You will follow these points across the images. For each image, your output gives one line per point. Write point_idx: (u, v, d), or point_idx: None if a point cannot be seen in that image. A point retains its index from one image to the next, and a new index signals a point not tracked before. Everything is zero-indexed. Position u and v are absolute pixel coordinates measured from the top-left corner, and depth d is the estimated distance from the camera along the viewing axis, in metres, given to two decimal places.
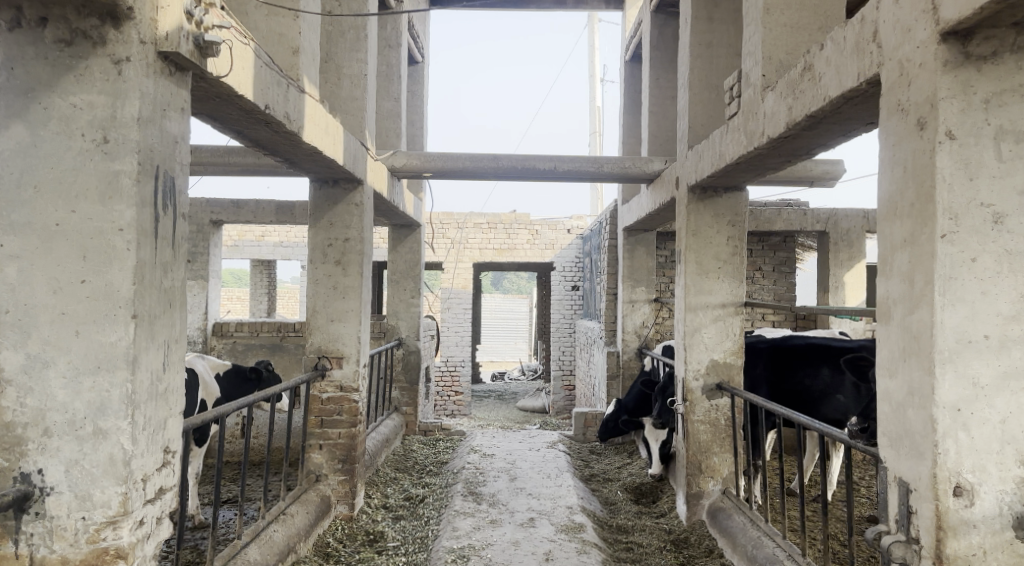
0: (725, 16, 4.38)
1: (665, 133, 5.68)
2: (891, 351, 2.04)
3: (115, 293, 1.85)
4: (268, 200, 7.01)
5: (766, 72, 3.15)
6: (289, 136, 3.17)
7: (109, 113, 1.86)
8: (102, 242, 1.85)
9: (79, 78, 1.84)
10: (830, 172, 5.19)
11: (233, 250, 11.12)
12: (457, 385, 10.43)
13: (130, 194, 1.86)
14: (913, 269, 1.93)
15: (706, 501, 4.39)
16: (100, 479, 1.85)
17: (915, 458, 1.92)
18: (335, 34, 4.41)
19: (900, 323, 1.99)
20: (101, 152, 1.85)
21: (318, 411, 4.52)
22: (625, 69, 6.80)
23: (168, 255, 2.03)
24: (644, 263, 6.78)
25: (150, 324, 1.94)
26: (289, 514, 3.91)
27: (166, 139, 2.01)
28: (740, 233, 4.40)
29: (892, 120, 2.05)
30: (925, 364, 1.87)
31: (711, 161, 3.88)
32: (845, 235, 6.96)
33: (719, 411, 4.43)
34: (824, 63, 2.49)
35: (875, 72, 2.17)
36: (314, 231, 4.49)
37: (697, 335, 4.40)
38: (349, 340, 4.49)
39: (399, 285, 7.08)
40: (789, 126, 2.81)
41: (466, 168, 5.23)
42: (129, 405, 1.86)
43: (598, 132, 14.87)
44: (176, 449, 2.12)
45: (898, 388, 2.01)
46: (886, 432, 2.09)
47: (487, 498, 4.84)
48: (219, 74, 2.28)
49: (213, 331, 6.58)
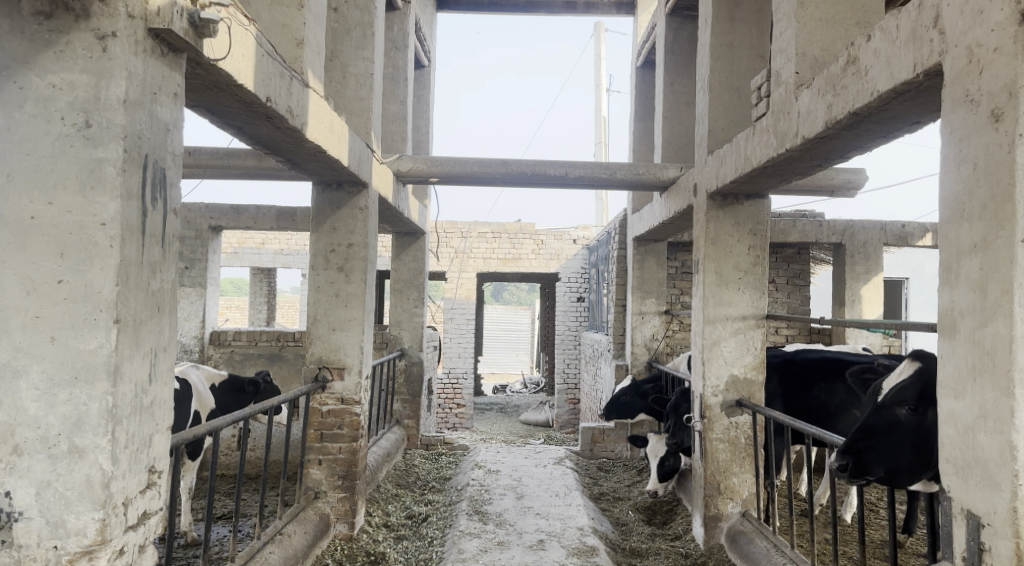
0: (747, 17, 4.20)
1: (680, 140, 5.47)
2: (957, 369, 1.84)
3: (96, 294, 1.65)
4: (269, 207, 6.81)
5: (800, 69, 2.96)
6: (292, 133, 2.98)
7: (93, 94, 1.66)
8: (83, 238, 1.65)
9: (60, 55, 1.66)
10: (850, 181, 5.02)
11: (233, 257, 10.93)
12: (459, 398, 10.18)
13: (114, 185, 1.66)
14: (986, 277, 1.73)
15: (725, 524, 4.15)
16: (75, 504, 1.65)
17: (988, 489, 1.72)
18: (340, 32, 4.22)
19: (968, 337, 1.79)
20: (83, 138, 1.66)
21: (318, 424, 4.29)
22: (637, 75, 6.66)
23: (157, 254, 1.84)
24: (655, 274, 6.58)
25: (135, 329, 1.74)
26: (287, 535, 3.68)
27: (156, 126, 1.82)
28: (762, 241, 4.20)
29: (958, 113, 1.86)
30: (1001, 385, 1.67)
31: (734, 164, 3.69)
32: (862, 248, 6.76)
33: (738, 429, 4.21)
34: (873, 55, 2.31)
35: (935, 61, 1.98)
36: (316, 236, 4.30)
37: (716, 348, 4.19)
38: (352, 350, 4.27)
39: (402, 294, 6.89)
40: (827, 125, 2.62)
41: (474, 173, 5.02)
42: (109, 421, 1.66)
43: (603, 141, 14.67)
44: (164, 468, 1.91)
45: (966, 410, 1.80)
46: (949, 459, 1.88)
47: (493, 517, 4.61)
48: (217, 58, 2.09)
49: (211, 339, 6.38)
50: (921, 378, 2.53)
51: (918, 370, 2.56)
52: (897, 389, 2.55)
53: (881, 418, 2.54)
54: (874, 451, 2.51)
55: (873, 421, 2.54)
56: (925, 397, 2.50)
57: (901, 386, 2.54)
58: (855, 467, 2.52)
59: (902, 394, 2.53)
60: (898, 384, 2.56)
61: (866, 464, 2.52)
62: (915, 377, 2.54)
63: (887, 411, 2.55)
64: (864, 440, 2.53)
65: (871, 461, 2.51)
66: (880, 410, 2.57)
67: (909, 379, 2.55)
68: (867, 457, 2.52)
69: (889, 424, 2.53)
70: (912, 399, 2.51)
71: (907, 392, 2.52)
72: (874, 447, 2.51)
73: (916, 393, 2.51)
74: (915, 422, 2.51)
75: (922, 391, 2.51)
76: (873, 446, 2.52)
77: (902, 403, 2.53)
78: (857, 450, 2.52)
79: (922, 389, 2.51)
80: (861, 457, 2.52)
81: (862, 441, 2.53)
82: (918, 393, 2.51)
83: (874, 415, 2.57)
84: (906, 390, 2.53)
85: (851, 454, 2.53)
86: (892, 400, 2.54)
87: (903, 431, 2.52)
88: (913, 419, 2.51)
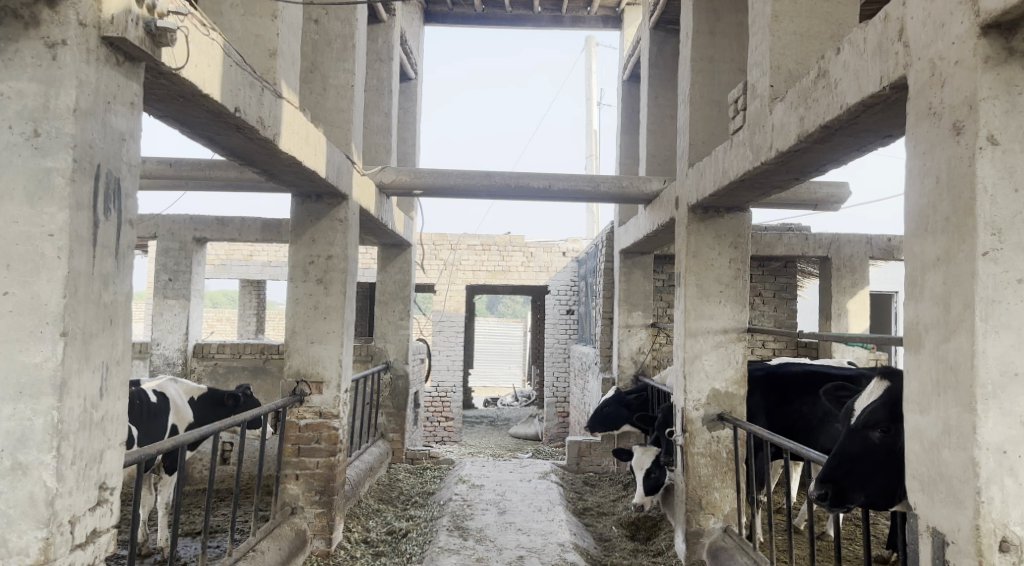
0: (728, 30, 4.22)
1: (664, 153, 5.47)
2: (922, 384, 1.81)
3: (42, 307, 1.62)
4: (254, 218, 6.78)
5: (774, 82, 2.96)
6: (264, 143, 2.95)
7: (42, 102, 1.64)
8: (29, 249, 1.62)
9: (9, 63, 1.64)
10: (833, 195, 5.02)
11: (221, 269, 10.90)
12: (447, 411, 10.07)
13: (62, 195, 1.63)
14: (949, 291, 1.71)
15: (706, 540, 4.11)
16: (18, 522, 1.60)
17: (952, 506, 1.69)
18: (321, 43, 4.21)
19: (932, 352, 1.77)
20: (31, 147, 1.63)
21: (295, 439, 4.24)
22: (623, 89, 6.69)
23: (110, 266, 1.80)
24: (641, 287, 6.56)
25: (84, 344, 1.70)
26: (260, 551, 3.61)
27: (111, 136, 1.79)
28: (743, 254, 4.19)
29: (921, 126, 1.85)
30: (963, 401, 1.65)
31: (713, 178, 3.68)
32: (848, 261, 6.76)
33: (720, 443, 4.17)
34: (842, 68, 2.31)
35: (900, 74, 1.97)
36: (295, 248, 4.27)
37: (697, 362, 4.16)
38: (330, 363, 4.23)
39: (387, 306, 6.85)
40: (800, 138, 2.61)
41: (456, 185, 5.00)
42: (54, 436, 1.62)
43: (594, 154, 14.70)
44: (115, 485, 1.87)
45: (931, 425, 1.78)
46: (915, 475, 1.85)
47: (474, 533, 4.55)
48: (177, 67, 2.06)
49: (194, 352, 6.33)
50: (890, 398, 2.50)
51: (887, 390, 2.54)
52: (868, 412, 2.52)
53: (854, 442, 2.51)
54: (852, 477, 2.48)
55: (848, 446, 2.51)
56: (896, 417, 2.47)
57: (872, 408, 2.52)
58: (834, 494, 2.49)
59: (873, 416, 2.51)
60: (869, 406, 2.54)
61: (845, 490, 2.48)
62: (884, 398, 2.51)
63: (859, 434, 2.52)
64: (840, 466, 2.49)
65: (849, 487, 2.47)
66: (853, 433, 2.54)
67: (879, 400, 2.53)
68: (846, 483, 2.48)
69: (863, 448, 2.49)
70: (883, 420, 2.48)
71: (878, 414, 2.49)
72: (851, 473, 2.47)
73: (886, 413, 2.49)
74: (889, 445, 2.47)
75: (892, 412, 2.48)
76: (850, 472, 2.48)
77: (874, 425, 2.50)
78: (835, 477, 2.49)
79: (892, 409, 2.49)
80: (839, 484, 2.48)
81: (838, 468, 2.49)
82: (888, 414, 2.49)
83: (847, 440, 2.53)
84: (877, 412, 2.50)
85: (829, 482, 2.49)
86: (864, 424, 2.51)
87: (877, 455, 2.48)
88: (886, 441, 2.48)
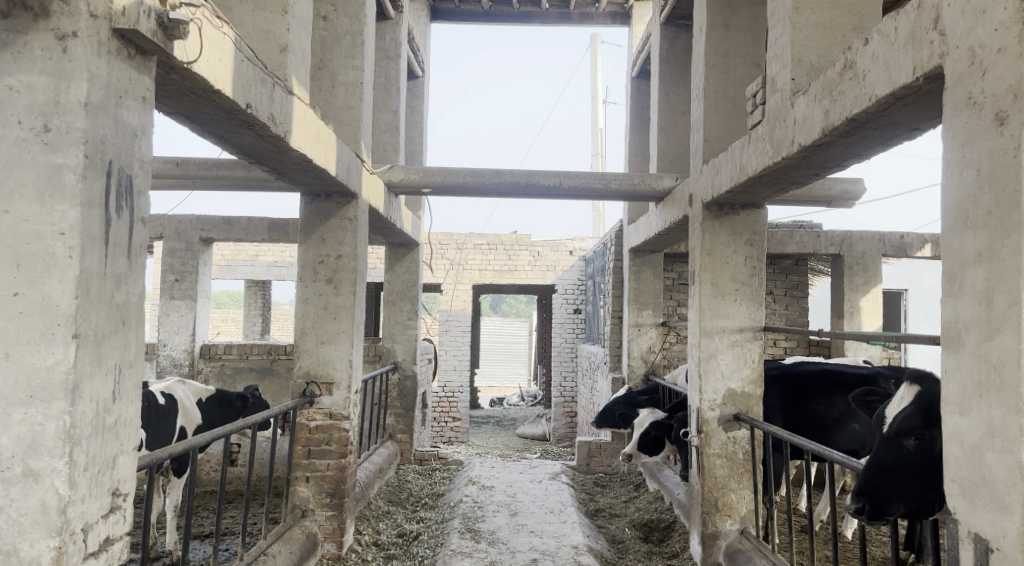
0: (743, 24, 4.15)
1: (676, 150, 5.40)
2: (962, 385, 1.75)
3: (53, 307, 1.56)
4: (261, 218, 6.72)
5: (795, 75, 2.89)
6: (275, 141, 2.90)
7: (52, 97, 1.58)
8: (40, 248, 1.57)
9: (18, 56, 1.58)
10: (848, 191, 4.96)
11: (227, 269, 10.86)
12: (454, 411, 10.07)
13: (73, 193, 1.58)
14: (991, 287, 1.65)
15: (723, 543, 4.04)
16: (29, 531, 1.55)
17: (997, 511, 1.62)
18: (330, 40, 4.15)
19: (973, 351, 1.70)
20: (42, 143, 1.58)
21: (305, 440, 4.19)
22: (632, 85, 6.62)
23: (122, 266, 1.75)
24: (651, 285, 6.49)
25: (97, 346, 1.65)
26: (271, 555, 3.55)
27: (123, 132, 1.74)
28: (758, 252, 4.13)
29: (959, 117, 1.78)
30: (1009, 402, 1.58)
31: (730, 174, 3.61)
32: (860, 259, 6.68)
33: (736, 444, 4.10)
34: (870, 59, 2.24)
35: (936, 64, 1.90)
36: (304, 248, 4.22)
37: (713, 361, 4.10)
38: (341, 364, 4.17)
39: (395, 306, 6.79)
40: (825, 133, 2.54)
41: (466, 183, 4.94)
42: (66, 442, 1.56)
43: (599, 152, 14.63)
44: (128, 491, 1.81)
45: (972, 427, 1.71)
46: (954, 479, 1.79)
47: (486, 536, 4.49)
48: (189, 61, 2.01)
49: (201, 353, 6.28)
50: (923, 403, 2.46)
51: (919, 396, 2.49)
52: (901, 419, 2.47)
53: (889, 451, 2.44)
54: (889, 488, 2.39)
55: (882, 455, 2.44)
56: (931, 423, 2.42)
57: (905, 414, 2.46)
58: (872, 507, 2.39)
59: (907, 422, 2.45)
60: (902, 413, 2.48)
61: (882, 503, 2.39)
62: (916, 403, 2.47)
63: (893, 443, 2.45)
64: (876, 477, 2.41)
65: (887, 499, 2.38)
66: (887, 442, 2.47)
67: (911, 406, 2.48)
68: (883, 494, 2.39)
69: (897, 456, 2.42)
70: (918, 427, 2.43)
71: (912, 421, 2.44)
72: (888, 483, 2.39)
73: (920, 420, 2.44)
74: (925, 452, 2.41)
75: (926, 417, 2.43)
76: (887, 483, 2.40)
77: (908, 433, 2.44)
78: (872, 490, 2.40)
79: (925, 415, 2.44)
80: (877, 496, 2.39)
81: (875, 479, 2.41)
82: (922, 420, 2.43)
83: (881, 448, 2.46)
84: (911, 418, 2.45)
85: (866, 495, 2.39)
86: (897, 431, 2.46)
87: (913, 463, 2.41)
88: (922, 448, 2.42)
